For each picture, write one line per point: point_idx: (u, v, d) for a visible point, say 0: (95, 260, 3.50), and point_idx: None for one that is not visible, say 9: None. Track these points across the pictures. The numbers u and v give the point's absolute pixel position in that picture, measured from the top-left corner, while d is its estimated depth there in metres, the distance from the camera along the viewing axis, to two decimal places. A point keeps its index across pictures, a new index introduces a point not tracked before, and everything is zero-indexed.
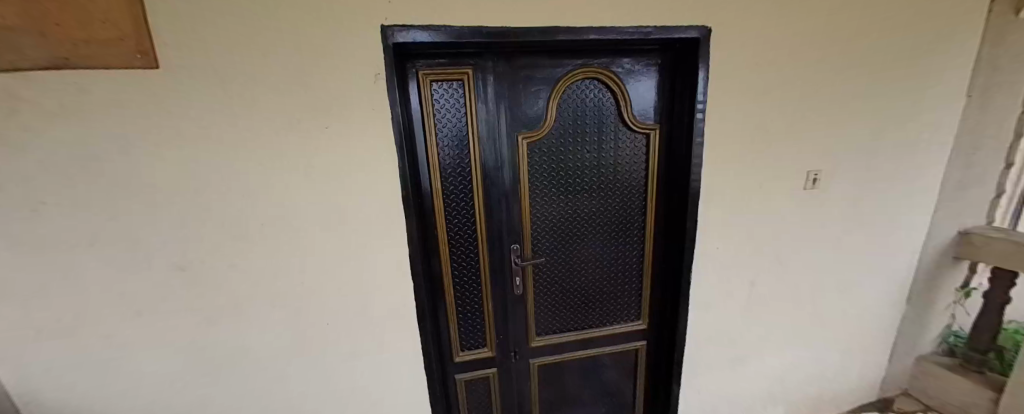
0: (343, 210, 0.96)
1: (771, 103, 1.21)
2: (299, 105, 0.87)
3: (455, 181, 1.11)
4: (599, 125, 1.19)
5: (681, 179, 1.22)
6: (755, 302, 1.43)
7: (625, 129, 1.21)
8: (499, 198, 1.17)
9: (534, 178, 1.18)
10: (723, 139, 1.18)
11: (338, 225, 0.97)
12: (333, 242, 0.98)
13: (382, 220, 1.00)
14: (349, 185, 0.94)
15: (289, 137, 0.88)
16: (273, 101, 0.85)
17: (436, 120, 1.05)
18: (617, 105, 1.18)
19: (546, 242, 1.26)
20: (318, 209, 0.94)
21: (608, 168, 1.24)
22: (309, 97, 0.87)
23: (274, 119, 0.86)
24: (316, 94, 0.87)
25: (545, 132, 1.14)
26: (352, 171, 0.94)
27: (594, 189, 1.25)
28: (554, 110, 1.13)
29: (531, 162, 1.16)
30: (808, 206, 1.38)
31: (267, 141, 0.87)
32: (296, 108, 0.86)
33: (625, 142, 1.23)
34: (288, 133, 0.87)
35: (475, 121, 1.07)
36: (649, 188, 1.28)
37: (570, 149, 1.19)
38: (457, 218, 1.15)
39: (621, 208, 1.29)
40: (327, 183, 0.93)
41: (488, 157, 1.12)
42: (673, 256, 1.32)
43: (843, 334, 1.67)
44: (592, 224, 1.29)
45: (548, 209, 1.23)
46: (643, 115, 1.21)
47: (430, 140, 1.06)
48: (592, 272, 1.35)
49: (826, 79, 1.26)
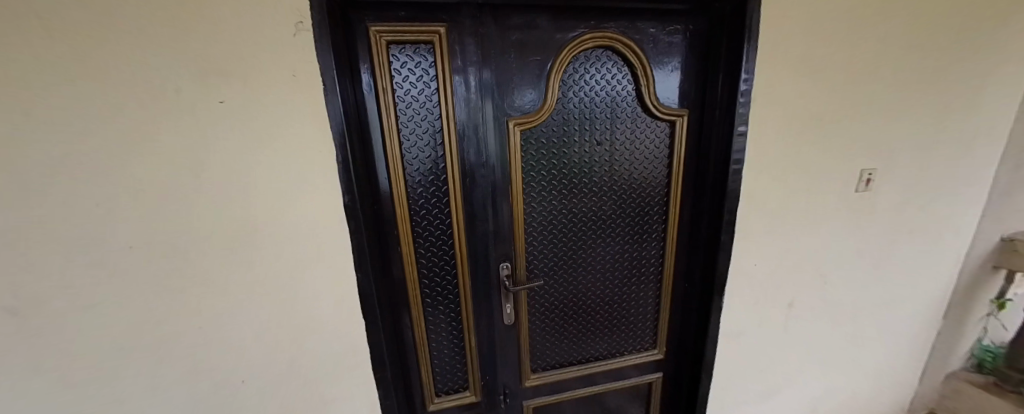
0: (260, 222, 0.68)
1: (828, 84, 0.96)
2: (173, 67, 0.56)
3: (425, 184, 0.83)
4: (612, 110, 0.93)
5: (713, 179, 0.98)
6: (791, 326, 1.19)
7: (645, 117, 0.95)
8: (485, 204, 0.90)
9: (529, 179, 0.92)
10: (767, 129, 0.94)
11: (261, 244, 0.69)
12: (255, 267, 0.70)
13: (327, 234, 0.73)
14: (273, 188, 0.67)
15: (164, 118, 0.57)
16: (133, 61, 0.54)
17: (397, 99, 0.76)
18: (636, 85, 0.92)
19: (544, 258, 1.01)
20: (226, 223, 0.66)
21: (622, 165, 0.99)
22: (191, 54, 0.56)
23: (135, 89, 0.55)
24: (201, 50, 0.56)
25: (544, 118, 0.87)
26: (276, 167, 0.66)
27: (603, 192, 1.00)
28: (556, 90, 0.86)
29: (526, 158, 0.90)
30: (856, 212, 1.15)
31: (127, 126, 0.56)
32: (169, 72, 0.56)
33: (643, 134, 0.97)
34: (162, 111, 0.57)
35: (451, 101, 0.79)
36: (672, 192, 1.03)
37: (575, 141, 0.93)
38: (429, 231, 0.87)
39: (636, 215, 1.04)
40: (239, 185, 0.65)
41: (469, 150, 0.84)
42: (699, 273, 1.08)
43: (880, 356, 1.46)
44: (601, 235, 1.04)
45: (546, 217, 0.97)
46: (668, 99, 0.94)
47: (388, 126, 0.76)
48: (599, 292, 1.10)
49: (893, 54, 1.01)
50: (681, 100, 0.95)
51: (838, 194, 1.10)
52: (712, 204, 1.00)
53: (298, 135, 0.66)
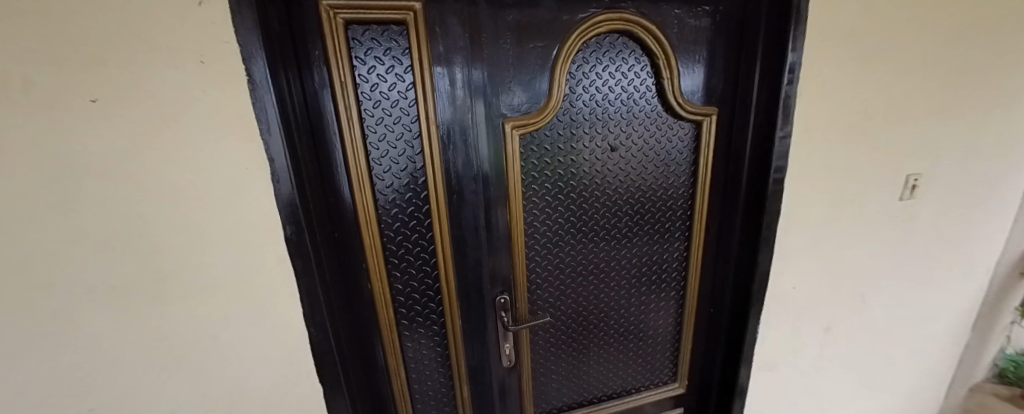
0: (173, 265, 0.50)
1: (872, 79, 0.84)
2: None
3: (401, 205, 0.66)
4: (628, 109, 0.78)
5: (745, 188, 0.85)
6: (826, 353, 1.06)
7: (667, 118, 0.80)
8: (477, 226, 0.73)
9: (530, 194, 0.76)
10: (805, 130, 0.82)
11: (182, 294, 0.51)
12: (176, 325, 0.52)
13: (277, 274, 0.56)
14: (195, 220, 0.49)
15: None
16: None
17: (361, 96, 0.59)
18: (657, 79, 0.76)
19: (548, 286, 0.85)
20: (126, 271, 0.47)
21: (639, 175, 0.83)
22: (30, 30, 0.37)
23: None
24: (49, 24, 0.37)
25: (548, 120, 0.71)
26: (197, 192, 0.48)
27: (617, 206, 0.84)
28: (562, 84, 0.70)
29: (526, 168, 0.74)
30: (897, 222, 1.02)
31: None
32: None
33: (664, 137, 0.82)
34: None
35: (433, 99, 0.61)
36: (698, 204, 0.88)
37: (585, 147, 0.77)
38: (408, 263, 0.69)
39: (655, 231, 0.89)
40: (141, 218, 0.46)
41: (456, 160, 0.67)
42: (730, 294, 0.95)
43: (914, 378, 1.34)
44: (615, 255, 0.88)
45: (551, 239, 0.81)
46: (694, 96, 0.79)
47: (348, 133, 0.58)
48: (612, 321, 0.95)
49: (948, 44, 0.88)
50: (709, 96, 0.80)
51: (879, 202, 0.97)
52: (745, 216, 0.87)
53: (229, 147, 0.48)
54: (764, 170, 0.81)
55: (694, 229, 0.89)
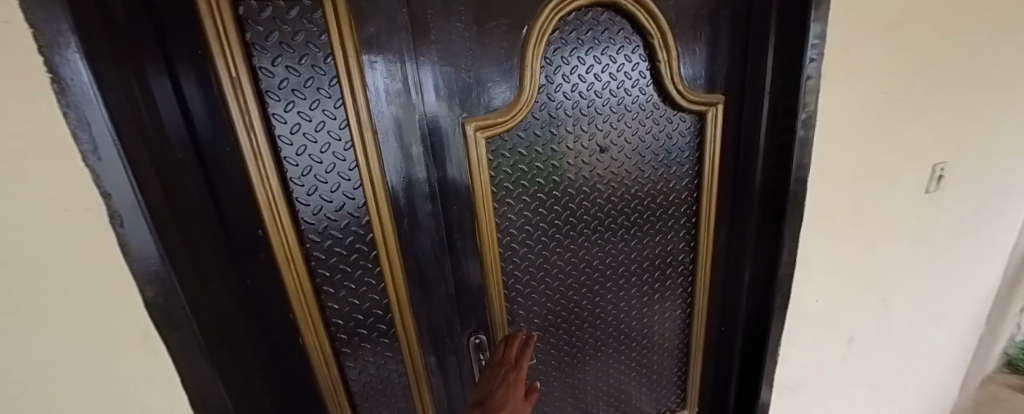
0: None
1: (904, 56, 0.71)
2: None
3: (337, 235, 0.51)
4: (618, 100, 0.65)
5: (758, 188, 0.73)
6: (851, 364, 0.95)
7: (664, 110, 0.68)
8: (439, 255, 0.59)
9: (505, 210, 0.62)
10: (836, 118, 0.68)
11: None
12: None
13: (150, 364, 0.38)
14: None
15: None
16: None
17: (266, 94, 0.43)
18: (653, 63, 0.63)
19: (532, 316, 0.72)
20: None
21: (634, 179, 0.71)
22: None
23: None
24: None
25: (521, 117, 0.58)
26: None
27: (609, 217, 0.71)
28: (536, 73, 0.56)
29: (497, 179, 0.60)
30: (923, 217, 0.92)
31: None
32: None
33: (662, 133, 0.69)
34: None
35: (366, 96, 0.47)
36: (703, 208, 0.75)
37: (568, 149, 0.64)
38: (352, 307, 0.54)
39: (655, 243, 0.77)
40: None
41: (405, 175, 0.53)
42: (744, 307, 0.83)
43: (937, 380, 1.24)
44: (610, 273, 0.76)
45: (533, 262, 0.68)
46: (696, 82, 0.67)
47: (250, 149, 0.43)
48: (609, 346, 0.82)
49: (981, 14, 0.77)
50: (714, 82, 0.68)
51: (905, 197, 0.86)
52: (761, 220, 0.75)
53: (10, 197, 0.28)
54: (784, 167, 0.69)
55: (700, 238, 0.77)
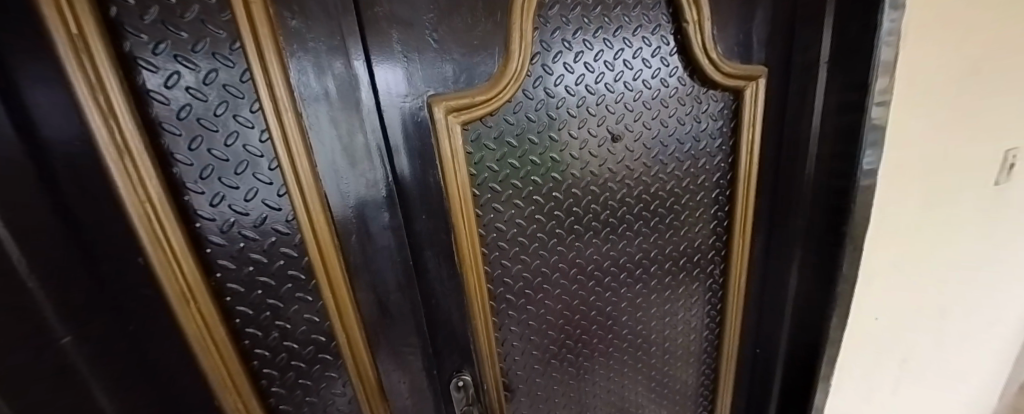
0: None
1: (971, 23, 0.60)
2: None
3: (261, 260, 0.38)
4: (633, 74, 0.51)
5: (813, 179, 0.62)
6: (898, 379, 0.84)
7: (689, 86, 0.55)
8: (407, 277, 0.47)
9: (491, 219, 0.49)
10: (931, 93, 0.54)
11: None
12: None
13: None
14: None
15: None
16: None
17: (137, 54, 0.28)
18: (676, 25, 0.51)
19: (530, 347, 0.59)
20: None
21: (652, 176, 0.58)
22: None
23: None
24: None
25: (507, 96, 0.44)
26: None
27: (624, 221, 0.58)
28: (526, 35, 0.43)
29: (479, 178, 0.47)
30: (993, 212, 0.78)
31: None
32: None
33: (684, 117, 0.56)
34: None
35: (287, 65, 0.33)
36: (734, 210, 0.64)
37: (571, 139, 0.51)
38: (287, 352, 0.41)
39: (675, 253, 0.64)
40: None
41: (351, 177, 0.40)
42: (789, 319, 0.73)
43: (987, 388, 1.13)
44: (623, 291, 0.63)
45: (529, 282, 0.55)
46: (735, 50, 0.54)
47: (115, 149, 0.27)
48: (620, 376, 0.70)
49: None
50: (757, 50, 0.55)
51: (972, 190, 0.74)
52: (811, 217, 0.64)
53: None
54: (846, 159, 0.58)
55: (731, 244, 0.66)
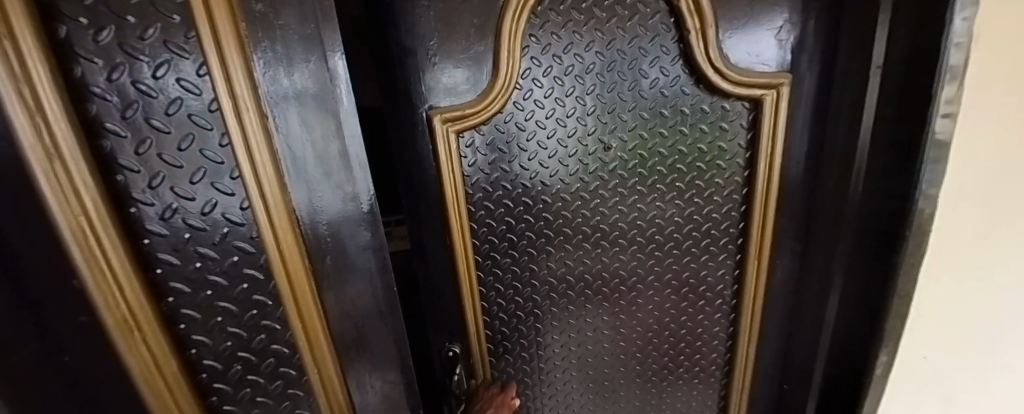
0: None
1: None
2: None
3: (222, 284, 0.33)
4: (610, 85, 0.59)
5: (795, 182, 0.68)
6: (906, 400, 0.81)
7: (670, 96, 0.61)
8: (419, 259, 0.61)
9: (482, 215, 0.60)
10: (897, 107, 0.58)
11: None
12: None
13: None
14: None
15: None
16: None
17: (75, 42, 0.22)
18: (651, 42, 0.58)
19: (514, 323, 0.69)
20: None
21: (643, 182, 0.66)
22: None
23: None
24: None
25: (495, 109, 0.54)
26: None
27: (602, 221, 0.66)
28: (512, 54, 0.52)
29: (474, 179, 0.58)
30: None
31: None
32: None
33: (661, 127, 0.63)
34: None
35: (251, 63, 0.29)
36: (751, 222, 0.70)
37: (556, 149, 0.60)
38: (251, 387, 0.36)
39: (660, 249, 0.71)
40: None
41: (326, 190, 0.37)
42: (776, 311, 0.78)
43: None
44: (605, 284, 0.71)
45: (517, 272, 0.65)
46: (749, 57, 0.60)
47: (40, 155, 0.21)
48: (608, 361, 0.78)
49: None
50: (769, 55, 0.60)
51: None
52: (795, 218, 0.70)
53: None
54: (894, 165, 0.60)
55: (747, 249, 0.71)
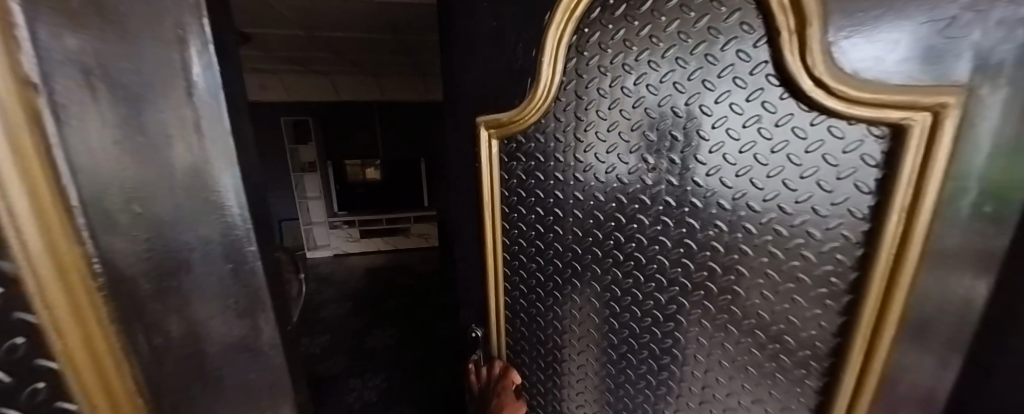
0: None
1: None
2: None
3: (31, 322, 0.29)
4: (662, 98, 0.55)
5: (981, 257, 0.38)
6: None
7: (744, 115, 0.49)
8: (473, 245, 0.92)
9: (515, 217, 0.80)
10: None
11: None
12: None
13: None
14: None
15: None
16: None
17: None
18: (722, 49, 0.49)
19: (530, 308, 0.85)
20: None
21: (695, 216, 0.56)
22: None
23: None
24: None
25: (531, 121, 0.69)
26: None
27: (636, 249, 0.65)
28: (547, 78, 0.64)
29: (512, 184, 0.78)
30: None
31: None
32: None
33: (726, 153, 0.52)
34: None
35: (18, 58, 0.26)
36: (864, 309, 0.44)
37: (584, 165, 0.67)
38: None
39: (707, 300, 0.59)
40: None
41: (122, 218, 0.35)
42: None
43: None
44: (625, 313, 0.69)
45: (536, 266, 0.81)
46: (877, 58, 0.38)
47: None
48: (628, 399, 0.75)
49: None
50: (922, 58, 0.36)
51: None
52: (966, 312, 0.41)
53: None
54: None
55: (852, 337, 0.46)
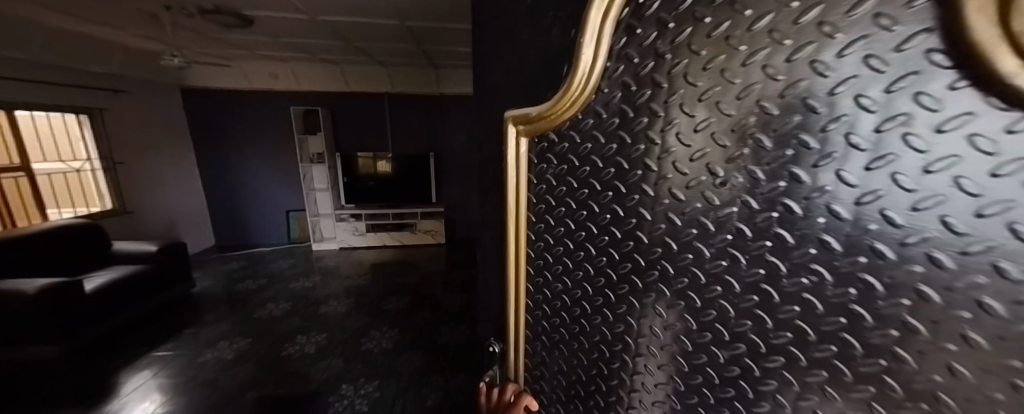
0: None
1: None
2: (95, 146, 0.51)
3: None
4: (743, 89, 0.38)
5: None
6: None
7: (877, 112, 0.31)
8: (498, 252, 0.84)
9: (541, 228, 0.70)
10: None
11: None
12: None
13: None
14: None
15: None
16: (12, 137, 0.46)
17: None
18: (849, 13, 0.30)
19: (552, 331, 0.74)
20: None
21: (783, 257, 0.40)
22: None
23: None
24: None
25: (567, 116, 0.57)
26: None
27: (688, 287, 0.49)
28: (582, 64, 0.51)
29: (540, 189, 0.68)
30: None
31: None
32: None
33: (841, 169, 0.34)
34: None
35: None
36: None
37: (625, 174, 0.53)
38: None
39: (792, 372, 0.42)
40: None
41: None
42: None
43: None
44: (669, 364, 0.54)
45: (560, 287, 0.69)
46: None
47: None
48: None
49: None
50: None
51: None
52: None
53: None
54: None
55: None
